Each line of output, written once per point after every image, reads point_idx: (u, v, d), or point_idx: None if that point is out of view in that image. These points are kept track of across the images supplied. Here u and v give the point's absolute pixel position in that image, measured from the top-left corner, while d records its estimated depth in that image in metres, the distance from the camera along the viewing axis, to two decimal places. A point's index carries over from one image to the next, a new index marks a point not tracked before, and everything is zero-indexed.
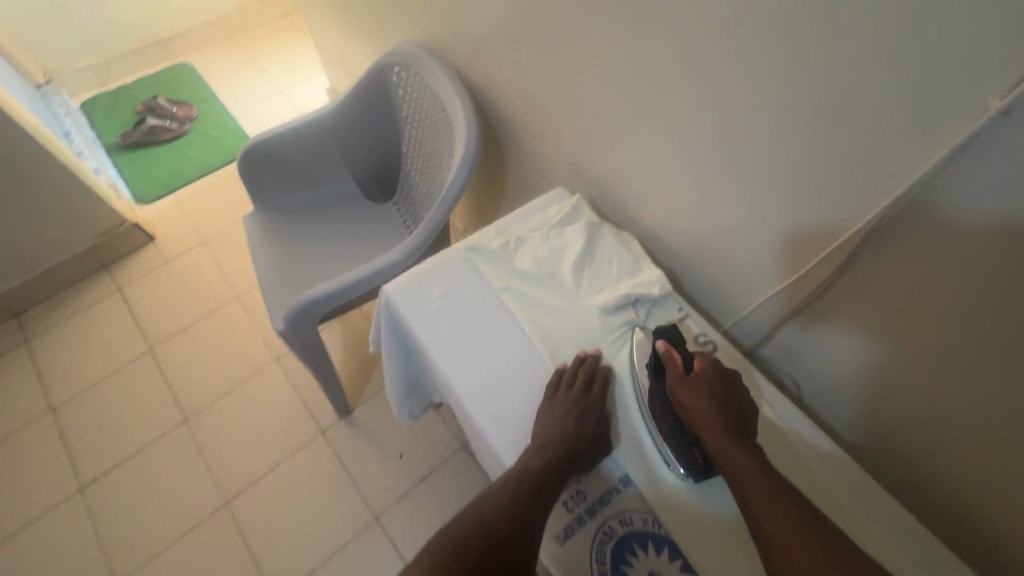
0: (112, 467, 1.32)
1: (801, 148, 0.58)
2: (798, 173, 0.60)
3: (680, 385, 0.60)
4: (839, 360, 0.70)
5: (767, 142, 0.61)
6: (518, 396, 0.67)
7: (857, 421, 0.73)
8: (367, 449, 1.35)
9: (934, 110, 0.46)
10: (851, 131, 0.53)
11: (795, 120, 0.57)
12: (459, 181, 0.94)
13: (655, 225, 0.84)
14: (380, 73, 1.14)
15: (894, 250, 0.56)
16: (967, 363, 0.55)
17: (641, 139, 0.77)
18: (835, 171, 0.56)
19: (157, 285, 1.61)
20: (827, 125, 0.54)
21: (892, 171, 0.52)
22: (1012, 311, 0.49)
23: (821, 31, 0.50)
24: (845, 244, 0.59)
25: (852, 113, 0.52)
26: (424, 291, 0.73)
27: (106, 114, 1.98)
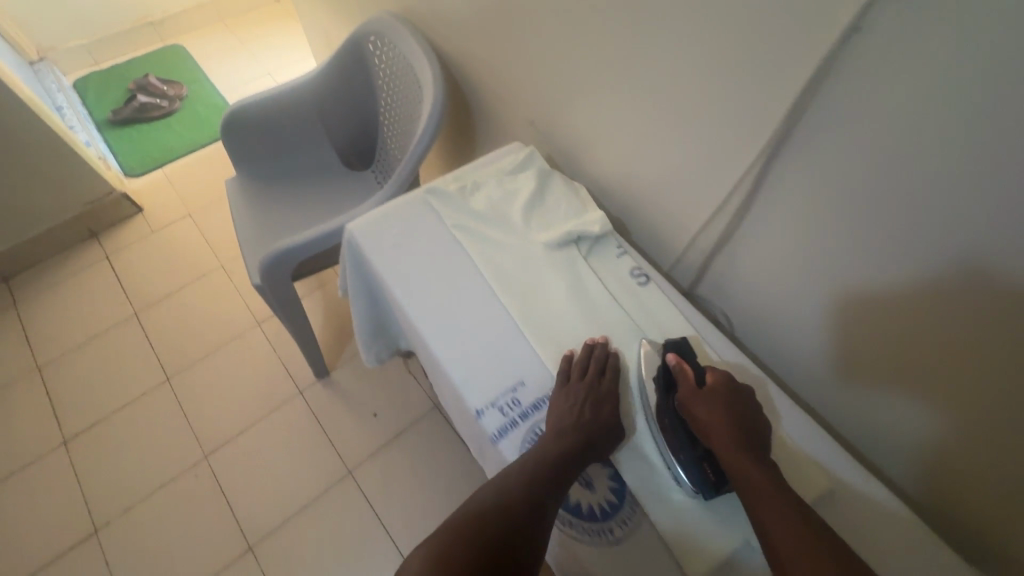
0: (94, 422, 1.37)
1: (718, 86, 0.64)
2: (715, 111, 0.66)
3: (692, 398, 0.61)
4: (764, 294, 0.76)
5: (689, 84, 0.67)
6: (485, 342, 0.68)
7: (783, 354, 0.79)
8: (343, 408, 1.40)
9: (810, 42, 0.53)
10: (755, 66, 0.59)
11: (712, 60, 0.63)
12: (426, 138, 1.00)
13: (604, 177, 0.90)
14: (358, 43, 1.19)
15: (788, 175, 0.63)
16: (867, 279, 0.61)
17: (589, 91, 0.83)
18: (741, 107, 0.63)
19: (143, 254, 1.66)
20: (737, 62, 0.60)
21: (782, 102, 0.58)
22: (899, 223, 0.55)
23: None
24: (747, 173, 0.67)
25: (755, 48, 0.58)
26: (386, 230, 0.79)
27: (97, 91, 2.03)
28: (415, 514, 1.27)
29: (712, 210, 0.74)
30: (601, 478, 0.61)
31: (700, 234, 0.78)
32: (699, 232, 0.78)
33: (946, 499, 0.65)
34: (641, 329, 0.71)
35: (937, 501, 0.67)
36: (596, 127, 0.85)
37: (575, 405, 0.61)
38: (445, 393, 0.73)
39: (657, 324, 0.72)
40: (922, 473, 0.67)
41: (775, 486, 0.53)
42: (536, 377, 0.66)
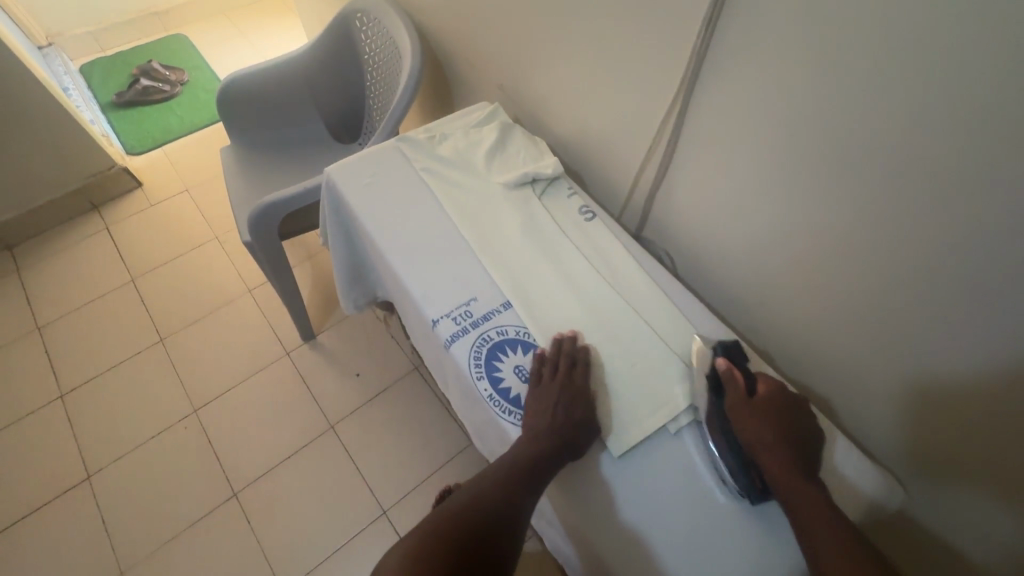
0: (89, 378, 1.44)
1: (648, 34, 0.72)
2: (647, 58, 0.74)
3: (744, 407, 0.61)
4: (703, 232, 0.83)
5: (626, 35, 0.76)
6: (444, 272, 0.76)
7: (722, 289, 0.86)
8: (327, 368, 1.47)
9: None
10: (676, 12, 0.67)
11: (643, 10, 0.71)
12: (404, 102, 1.09)
13: (564, 134, 0.98)
14: (345, 20, 1.28)
15: (704, 114, 0.72)
16: (783, 204, 0.69)
17: (547, 51, 0.91)
18: (667, 51, 0.71)
19: (142, 225, 1.74)
20: (662, 10, 0.69)
21: (696, 44, 0.67)
22: (803, 146, 0.63)
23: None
24: (672, 113, 0.75)
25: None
26: (359, 172, 0.87)
27: (102, 75, 2.12)
28: (394, 465, 1.33)
29: (653, 155, 0.82)
30: None
31: (643, 178, 0.87)
32: (641, 172, 0.86)
33: (845, 397, 0.76)
34: (585, 256, 0.79)
35: (840, 400, 0.77)
36: (555, 85, 0.93)
37: (546, 406, 0.63)
38: (408, 314, 0.81)
39: (599, 252, 0.80)
40: (826, 375, 0.77)
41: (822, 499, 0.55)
42: (487, 295, 0.73)
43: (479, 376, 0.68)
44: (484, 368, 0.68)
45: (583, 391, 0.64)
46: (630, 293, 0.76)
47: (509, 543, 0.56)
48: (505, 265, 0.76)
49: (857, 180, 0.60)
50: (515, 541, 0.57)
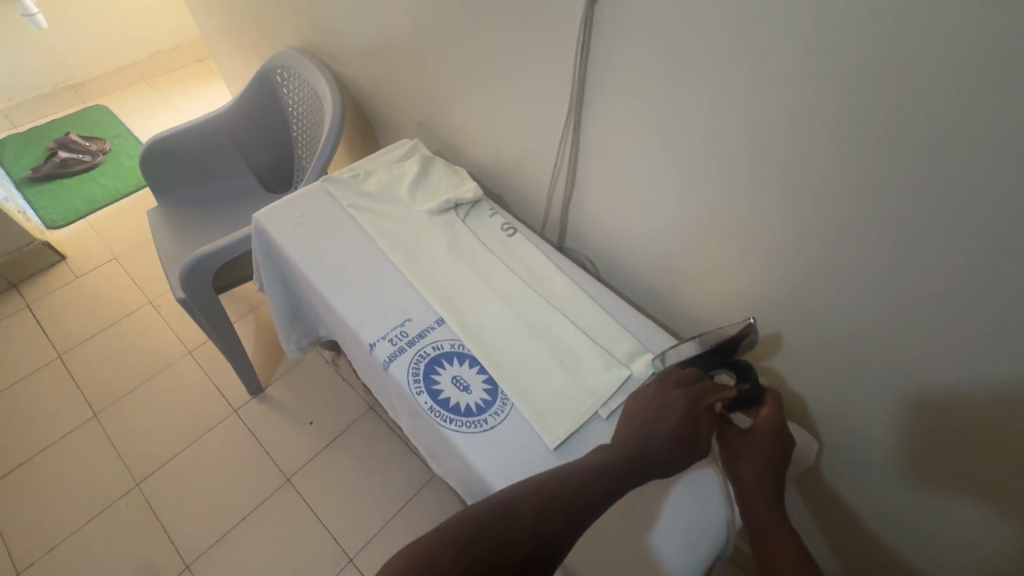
0: (16, 466, 1.34)
1: (540, 60, 0.81)
2: (542, 82, 0.83)
3: (746, 448, 0.65)
4: (617, 236, 0.91)
5: (521, 63, 0.84)
6: (377, 300, 0.79)
7: (641, 285, 0.94)
8: (279, 420, 1.44)
9: (581, 15, 0.70)
10: (557, 39, 0.76)
11: (532, 40, 0.80)
12: (330, 146, 1.14)
13: (483, 161, 1.05)
14: (266, 77, 1.33)
15: (593, 126, 0.80)
16: (675, 202, 0.77)
17: (458, 86, 0.99)
18: (557, 73, 0.79)
19: (67, 299, 1.66)
20: (547, 40, 0.77)
21: (575, 65, 0.75)
22: (680, 150, 0.71)
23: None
24: (569, 128, 0.83)
25: (554, 26, 0.75)
26: (289, 215, 0.90)
27: (15, 151, 2.06)
28: (357, 511, 1.30)
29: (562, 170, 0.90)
30: (476, 383, 0.70)
31: (557, 194, 0.94)
32: (554, 186, 0.94)
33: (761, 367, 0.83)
34: (511, 269, 0.84)
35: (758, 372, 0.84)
36: (469, 117, 1.01)
37: (648, 410, 0.65)
38: (348, 343, 0.83)
39: (523, 263, 0.85)
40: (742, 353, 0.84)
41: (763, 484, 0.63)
42: (421, 315, 0.77)
43: (419, 391, 0.69)
44: (422, 383, 0.70)
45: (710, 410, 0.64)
46: (555, 299, 0.81)
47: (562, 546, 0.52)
48: (437, 283, 0.80)
49: (723, 171, 0.68)
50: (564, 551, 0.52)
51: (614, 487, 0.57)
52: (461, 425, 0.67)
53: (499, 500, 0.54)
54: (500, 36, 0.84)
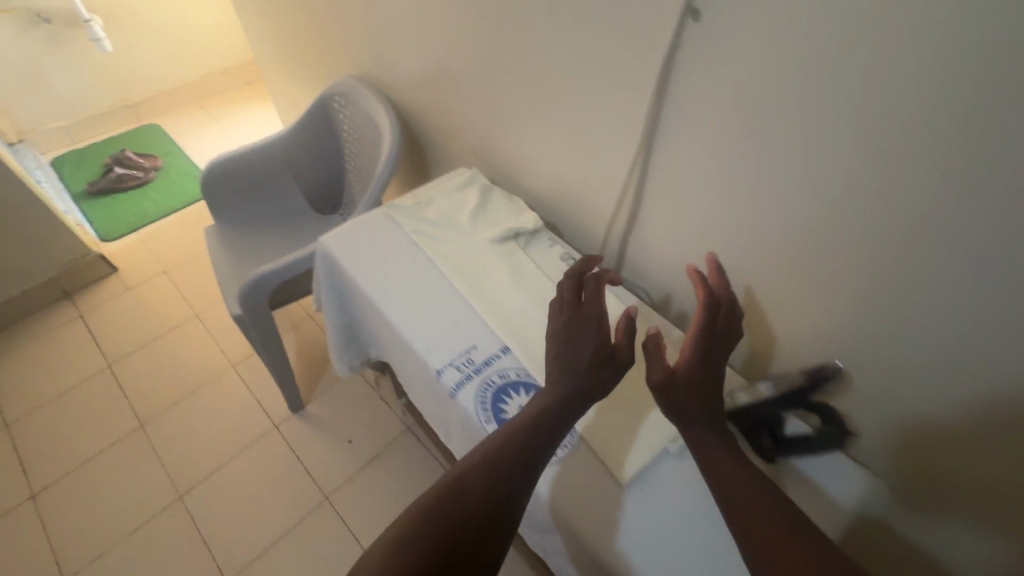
0: (66, 472, 1.38)
1: (605, 102, 0.81)
2: (606, 124, 0.83)
3: (668, 384, 0.64)
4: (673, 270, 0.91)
5: (585, 105, 0.85)
6: (442, 325, 0.80)
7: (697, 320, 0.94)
8: (319, 437, 1.45)
9: (644, 60, 0.71)
10: (624, 85, 0.76)
11: (598, 83, 0.80)
12: (387, 173, 1.17)
13: (538, 191, 1.07)
14: (324, 104, 1.38)
15: (660, 172, 0.79)
16: None
17: (517, 121, 1.01)
18: (622, 116, 0.79)
19: (119, 309, 1.72)
20: (613, 85, 0.78)
21: (644, 111, 0.75)
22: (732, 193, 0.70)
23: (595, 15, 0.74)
24: (634, 169, 0.83)
25: (622, 72, 0.75)
26: (353, 240, 0.93)
27: (74, 167, 2.16)
28: None
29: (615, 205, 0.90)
30: None
31: (615, 227, 0.95)
32: (611, 222, 0.94)
33: None
34: None
35: None
36: (526, 150, 1.03)
37: (557, 341, 0.70)
38: (410, 369, 0.85)
39: None
40: None
41: (718, 453, 0.60)
42: (486, 342, 0.78)
43: (487, 420, 0.71)
44: (490, 412, 0.71)
45: (596, 323, 0.69)
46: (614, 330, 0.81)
47: (507, 507, 0.57)
48: (501, 311, 0.82)
49: None
50: (510, 511, 0.57)
51: (546, 440, 0.63)
52: None
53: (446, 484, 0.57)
54: (565, 76, 0.85)
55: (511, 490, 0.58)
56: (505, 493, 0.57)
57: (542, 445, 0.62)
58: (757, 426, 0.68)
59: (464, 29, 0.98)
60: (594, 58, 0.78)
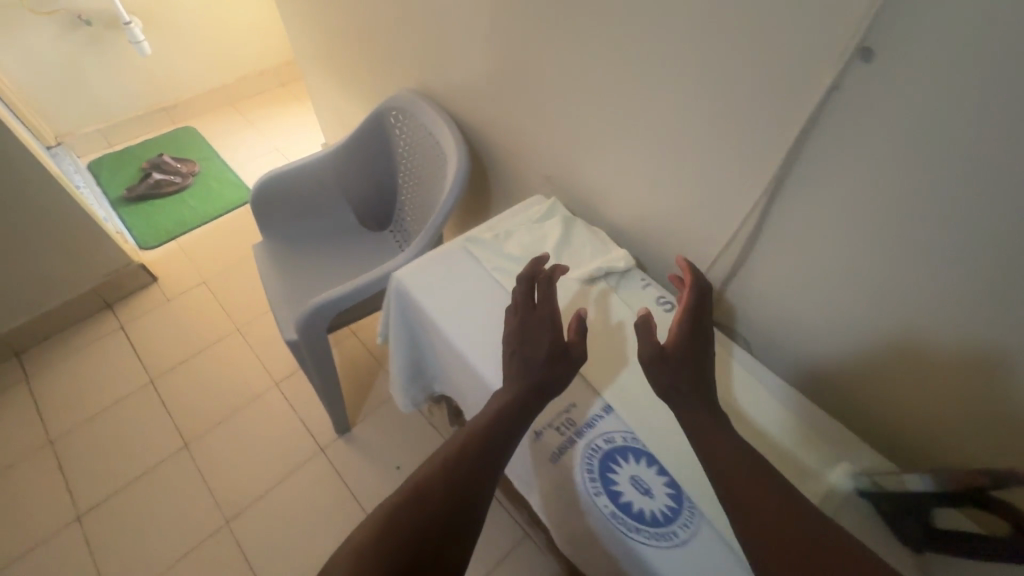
0: (110, 493, 1.34)
1: (722, 145, 0.73)
2: (722, 168, 0.75)
3: (661, 362, 0.65)
4: (774, 317, 0.84)
5: (694, 145, 0.77)
6: None
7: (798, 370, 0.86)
8: (367, 462, 1.41)
9: (783, 98, 0.63)
10: (752, 127, 0.68)
11: (714, 124, 0.72)
12: (452, 198, 1.12)
13: (617, 222, 1.00)
14: (380, 119, 1.32)
15: (787, 219, 0.72)
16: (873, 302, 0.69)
17: (599, 152, 0.94)
18: (745, 160, 0.71)
19: (159, 321, 1.69)
20: (735, 126, 0.70)
21: (781, 158, 0.67)
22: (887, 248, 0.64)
23: (720, 54, 0.66)
24: (753, 216, 0.76)
25: (750, 113, 0.67)
26: (430, 275, 0.87)
27: (111, 171, 2.13)
28: None
29: (720, 246, 0.83)
30: (657, 486, 0.64)
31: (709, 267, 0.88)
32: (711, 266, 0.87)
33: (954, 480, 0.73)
34: None
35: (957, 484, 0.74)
36: (608, 181, 0.96)
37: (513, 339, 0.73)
38: None
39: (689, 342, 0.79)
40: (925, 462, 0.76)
41: (710, 437, 0.59)
42: (586, 400, 0.72)
43: (597, 492, 0.64)
44: (600, 482, 0.65)
45: (549, 320, 0.72)
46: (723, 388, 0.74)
47: (469, 503, 0.59)
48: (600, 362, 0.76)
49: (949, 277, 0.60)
50: (472, 507, 0.59)
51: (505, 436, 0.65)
52: (650, 537, 0.61)
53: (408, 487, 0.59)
54: (670, 113, 0.77)
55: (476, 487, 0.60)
56: (467, 490, 0.59)
57: (503, 443, 0.64)
58: (896, 503, 0.60)
59: (546, 51, 0.91)
60: (712, 95, 0.70)
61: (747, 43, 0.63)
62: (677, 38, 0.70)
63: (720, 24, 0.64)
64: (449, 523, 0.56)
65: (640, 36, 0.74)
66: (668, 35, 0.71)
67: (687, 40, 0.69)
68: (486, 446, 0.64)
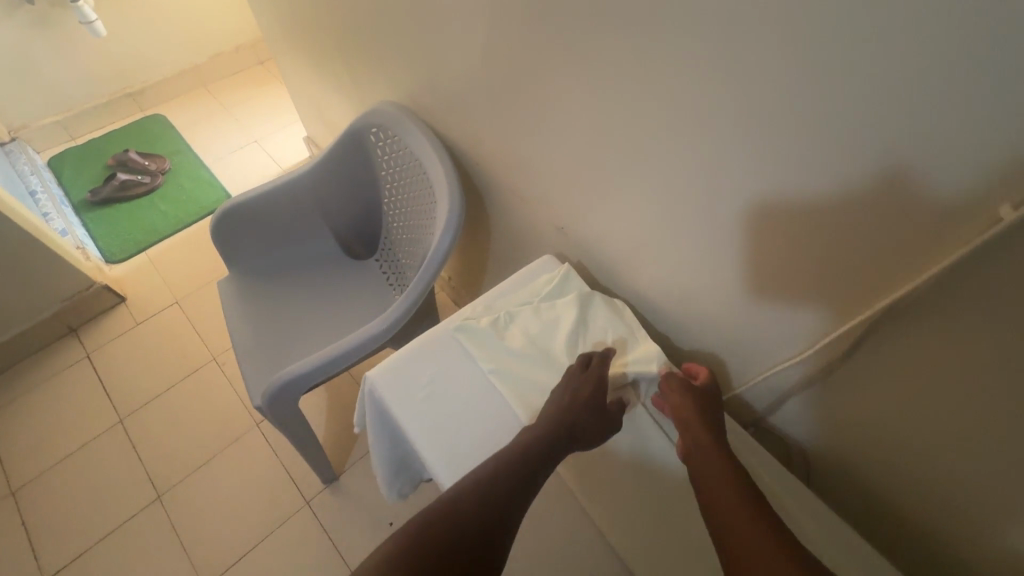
0: (77, 554, 1.22)
1: (824, 235, 0.54)
2: (821, 259, 0.56)
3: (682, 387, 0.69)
4: (856, 433, 0.67)
5: (779, 226, 0.58)
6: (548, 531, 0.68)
7: (884, 499, 0.70)
8: (356, 516, 1.28)
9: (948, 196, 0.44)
10: (880, 220, 0.49)
11: (814, 209, 0.53)
12: (444, 244, 0.94)
13: (646, 288, 0.82)
14: (358, 136, 1.12)
15: (918, 334, 0.54)
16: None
17: (632, 207, 0.74)
18: (863, 258, 0.53)
19: (129, 349, 1.54)
20: (848, 212, 0.51)
21: (933, 269, 0.48)
22: None
23: (837, 123, 0.46)
24: (857, 327, 0.57)
25: (876, 203, 0.48)
26: (412, 375, 0.72)
27: (73, 169, 1.93)
28: None
29: (800, 346, 0.65)
30: None
31: (768, 364, 0.71)
32: (778, 368, 0.69)
33: None
34: None
35: None
36: (642, 240, 0.77)
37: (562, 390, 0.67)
38: None
39: None
40: None
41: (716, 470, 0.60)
42: None
43: None
44: None
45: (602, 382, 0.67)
46: None
47: (497, 535, 0.56)
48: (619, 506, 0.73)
49: None
50: (500, 539, 0.56)
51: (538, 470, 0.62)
52: None
53: (437, 504, 0.57)
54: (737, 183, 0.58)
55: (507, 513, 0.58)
56: (498, 518, 0.57)
57: (539, 471, 0.62)
58: None
59: (565, 78, 0.71)
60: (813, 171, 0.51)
61: (885, 115, 0.43)
62: (767, 92, 0.50)
63: (844, 85, 0.44)
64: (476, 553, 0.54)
65: (709, 80, 0.54)
66: (753, 86, 0.51)
67: (782, 97, 0.49)
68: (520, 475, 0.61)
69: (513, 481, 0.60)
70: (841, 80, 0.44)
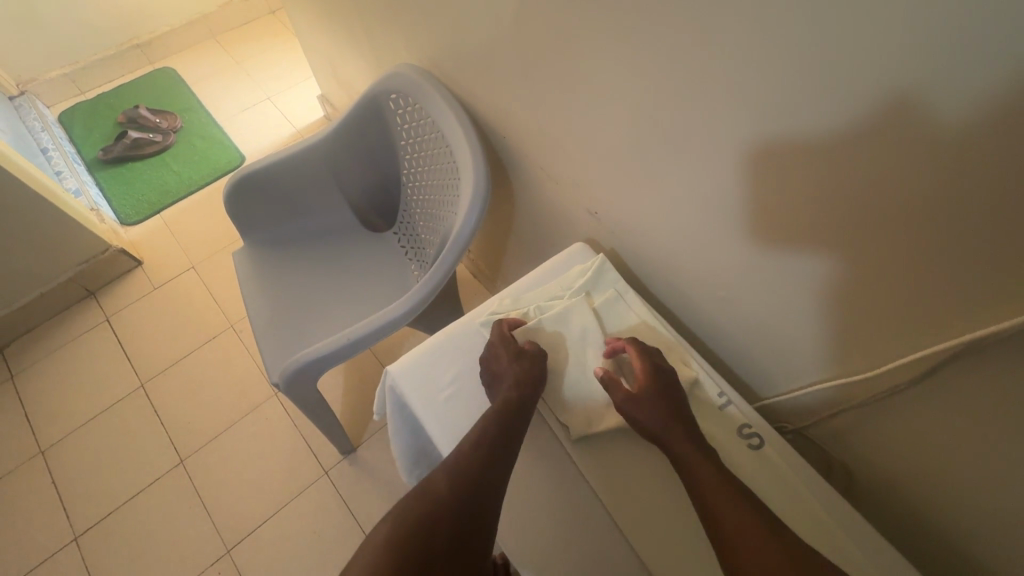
0: (105, 514, 1.26)
1: (918, 249, 0.47)
2: (905, 276, 0.49)
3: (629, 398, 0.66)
4: (910, 456, 0.62)
5: (855, 235, 0.51)
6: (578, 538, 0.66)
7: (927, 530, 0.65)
8: (373, 487, 1.29)
9: None
10: (991, 240, 0.42)
11: (911, 219, 0.46)
12: (468, 225, 0.88)
13: (688, 281, 0.77)
14: (376, 102, 1.05)
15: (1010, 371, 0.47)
16: None
17: (678, 197, 0.68)
18: (955, 279, 0.46)
19: (147, 314, 1.53)
20: (946, 227, 0.44)
21: None
22: None
23: (948, 124, 0.39)
24: (946, 350, 0.50)
25: (986, 222, 0.41)
26: (436, 372, 0.70)
27: (84, 126, 1.88)
28: None
29: (863, 358, 0.60)
30: None
31: (822, 372, 0.66)
32: (834, 382, 0.64)
33: None
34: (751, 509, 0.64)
35: None
36: (686, 233, 0.71)
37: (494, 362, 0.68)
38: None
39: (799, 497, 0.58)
40: None
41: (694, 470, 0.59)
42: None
43: None
44: None
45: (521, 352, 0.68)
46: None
47: (472, 511, 0.56)
48: (641, 509, 0.66)
49: None
50: (478, 516, 0.56)
51: (504, 444, 0.61)
52: None
53: (412, 493, 0.57)
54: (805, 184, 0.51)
55: (480, 498, 0.57)
56: (473, 496, 0.57)
57: (506, 445, 0.61)
58: None
59: (610, 52, 0.62)
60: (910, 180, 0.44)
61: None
62: (863, 81, 0.42)
63: (974, 80, 0.36)
64: (455, 533, 0.55)
65: (790, 62, 0.46)
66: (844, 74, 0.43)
67: (888, 89, 0.41)
68: (483, 461, 0.59)
69: (484, 459, 0.59)
70: (968, 75, 0.36)
